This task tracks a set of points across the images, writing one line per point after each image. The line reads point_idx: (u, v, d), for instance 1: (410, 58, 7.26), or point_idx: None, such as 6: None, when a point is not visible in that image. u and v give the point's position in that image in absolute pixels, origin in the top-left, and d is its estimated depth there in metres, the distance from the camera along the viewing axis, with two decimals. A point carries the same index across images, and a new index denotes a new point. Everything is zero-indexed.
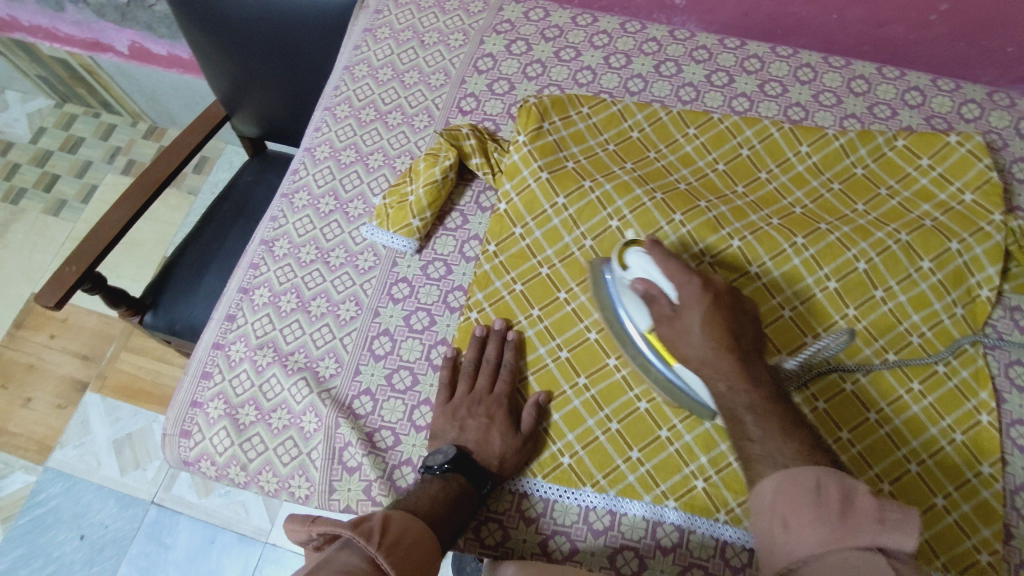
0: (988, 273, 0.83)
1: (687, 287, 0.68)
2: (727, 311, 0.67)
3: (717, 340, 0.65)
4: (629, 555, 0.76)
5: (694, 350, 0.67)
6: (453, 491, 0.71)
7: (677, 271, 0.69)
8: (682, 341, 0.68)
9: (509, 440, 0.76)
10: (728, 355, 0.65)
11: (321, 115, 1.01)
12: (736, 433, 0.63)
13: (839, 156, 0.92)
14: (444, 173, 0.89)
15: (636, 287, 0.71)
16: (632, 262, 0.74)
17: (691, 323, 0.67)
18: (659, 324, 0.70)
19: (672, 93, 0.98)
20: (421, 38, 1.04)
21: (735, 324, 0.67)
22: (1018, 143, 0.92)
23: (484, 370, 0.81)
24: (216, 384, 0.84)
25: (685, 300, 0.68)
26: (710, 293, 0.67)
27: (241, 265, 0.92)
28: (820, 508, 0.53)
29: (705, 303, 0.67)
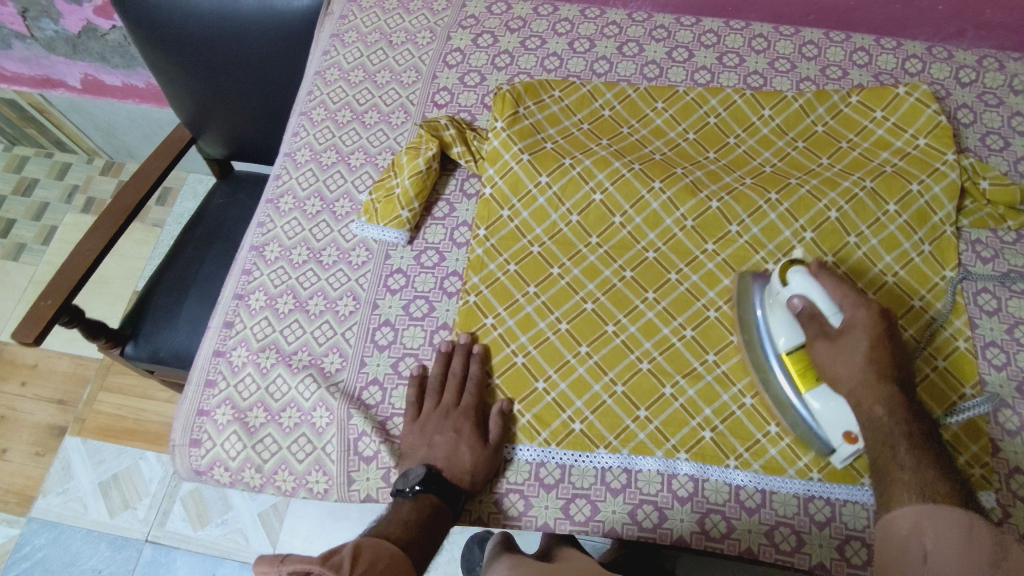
0: (947, 209, 0.89)
1: (855, 308, 0.73)
2: (890, 341, 0.73)
3: (878, 368, 0.71)
4: (649, 509, 0.78)
5: (851, 371, 0.71)
6: (426, 510, 0.72)
7: (849, 296, 0.74)
8: (841, 359, 0.72)
9: (478, 452, 0.77)
10: (883, 382, 0.71)
11: (298, 120, 1.02)
12: (882, 455, 0.68)
13: (800, 116, 0.97)
14: (428, 163, 0.92)
15: (793, 303, 0.75)
16: (791, 279, 0.76)
17: (856, 344, 0.72)
18: (816, 338, 0.74)
19: (637, 72, 1.03)
20: (389, 39, 1.07)
21: (896, 356, 0.72)
22: (959, 91, 0.99)
23: (450, 384, 0.81)
24: (221, 391, 0.84)
25: (854, 320, 0.72)
26: (876, 322, 0.73)
27: (234, 272, 0.92)
28: (971, 548, 0.57)
29: (870, 329, 0.72)
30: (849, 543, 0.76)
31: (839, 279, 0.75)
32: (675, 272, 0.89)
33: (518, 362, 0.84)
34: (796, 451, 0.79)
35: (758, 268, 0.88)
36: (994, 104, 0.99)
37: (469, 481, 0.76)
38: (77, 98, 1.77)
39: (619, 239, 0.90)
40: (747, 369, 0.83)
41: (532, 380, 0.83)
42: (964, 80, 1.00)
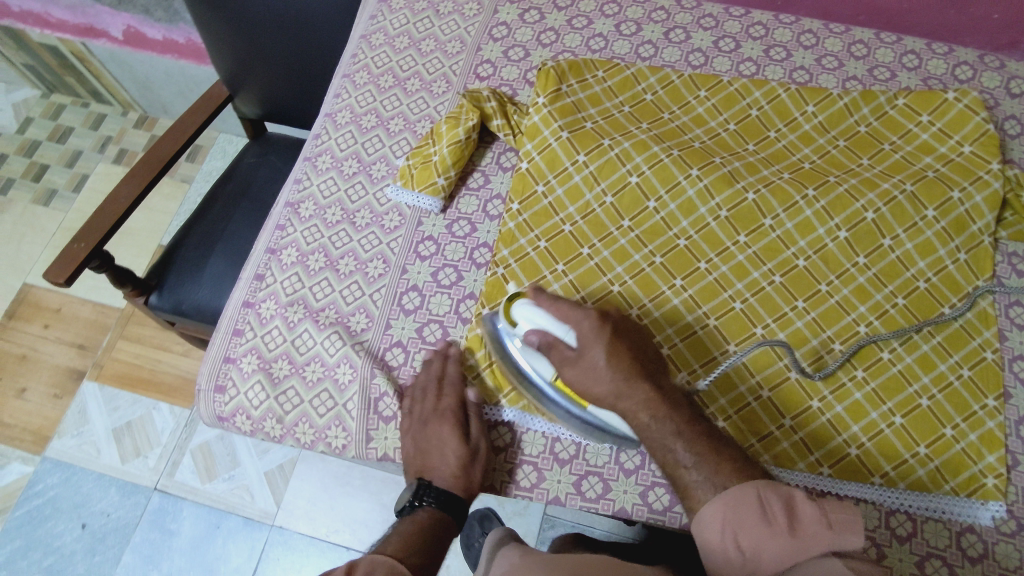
0: (987, 219, 0.88)
1: (577, 323, 0.72)
2: (622, 339, 0.73)
3: (625, 372, 0.71)
4: (660, 492, 0.78)
5: (606, 387, 0.71)
6: (425, 520, 0.76)
7: (567, 311, 0.73)
8: (595, 379, 0.71)
9: (462, 454, 0.77)
10: (638, 381, 0.71)
11: (340, 82, 1.02)
12: (667, 460, 0.69)
13: (844, 115, 0.97)
14: (467, 133, 0.92)
15: (531, 340, 0.73)
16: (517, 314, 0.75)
17: (597, 360, 0.71)
18: (561, 367, 0.73)
19: (682, 59, 1.02)
20: (436, 8, 1.06)
21: (635, 352, 0.73)
22: (1008, 102, 0.98)
23: (427, 390, 0.79)
24: (248, 340, 0.85)
25: (585, 337, 0.72)
26: (603, 329, 0.72)
27: (268, 226, 0.92)
28: (773, 525, 0.60)
29: (603, 338, 0.72)
30: None
31: (553, 295, 0.74)
32: (705, 261, 0.89)
33: None
34: (808, 446, 0.80)
35: (788, 263, 0.88)
36: None
37: (461, 486, 0.77)
38: (118, 49, 1.79)
39: (651, 224, 0.91)
40: (767, 362, 0.84)
41: None
42: (1014, 91, 0.99)
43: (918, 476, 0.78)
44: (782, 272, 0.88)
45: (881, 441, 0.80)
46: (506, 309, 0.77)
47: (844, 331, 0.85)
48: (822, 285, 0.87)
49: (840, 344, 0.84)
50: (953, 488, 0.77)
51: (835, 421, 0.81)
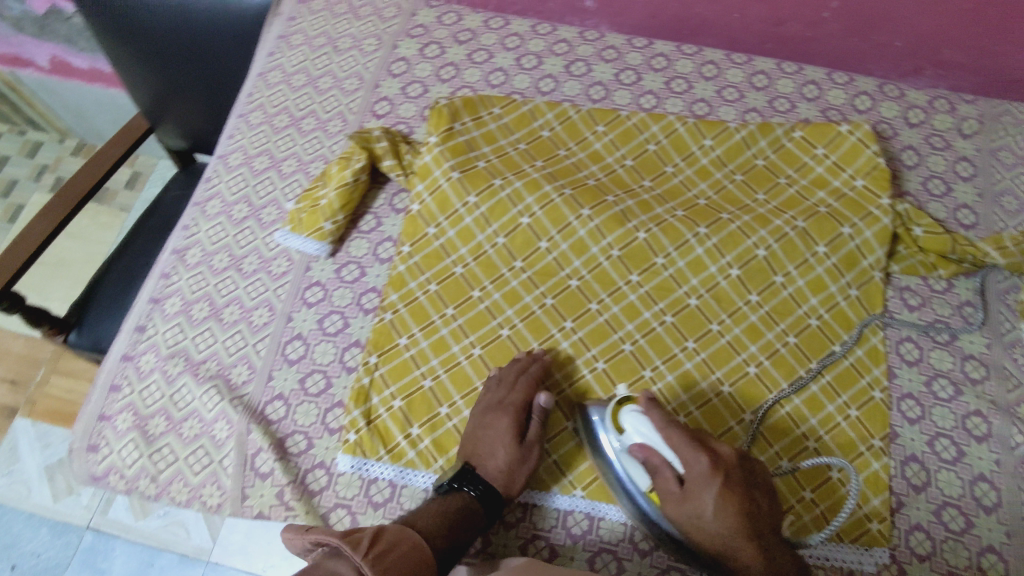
0: (877, 255, 0.87)
1: (694, 463, 0.67)
2: (738, 485, 0.67)
3: (734, 526, 0.66)
4: (541, 544, 0.78)
5: (707, 535, 0.67)
6: (452, 505, 0.71)
7: (684, 447, 0.68)
8: (695, 521, 0.67)
9: (513, 451, 0.76)
10: (747, 538, 0.66)
11: (235, 122, 1.00)
12: None
13: (741, 148, 0.96)
14: (355, 176, 0.90)
15: (638, 455, 0.70)
16: (627, 421, 0.73)
17: (703, 505, 0.66)
18: (663, 496, 0.69)
19: (582, 93, 1.01)
20: (334, 44, 1.05)
21: (748, 499, 0.67)
22: (906, 132, 0.98)
23: (500, 381, 0.81)
24: (125, 396, 0.83)
25: (695, 479, 0.67)
26: (721, 474, 0.67)
27: (153, 275, 0.90)
28: None
29: (718, 485, 0.66)
30: None
31: (669, 420, 0.70)
32: (596, 302, 0.87)
33: (425, 386, 0.83)
34: None
35: (680, 303, 0.87)
36: (940, 147, 0.97)
37: (504, 483, 0.75)
38: (45, 77, 1.75)
39: (543, 264, 0.89)
40: None
41: (436, 405, 0.82)
42: (912, 120, 0.99)
43: (803, 521, 0.77)
44: (674, 311, 0.87)
45: None
46: (613, 412, 0.75)
47: (735, 372, 0.84)
48: (714, 324, 0.86)
49: (729, 386, 0.83)
50: (838, 533, 0.76)
51: None
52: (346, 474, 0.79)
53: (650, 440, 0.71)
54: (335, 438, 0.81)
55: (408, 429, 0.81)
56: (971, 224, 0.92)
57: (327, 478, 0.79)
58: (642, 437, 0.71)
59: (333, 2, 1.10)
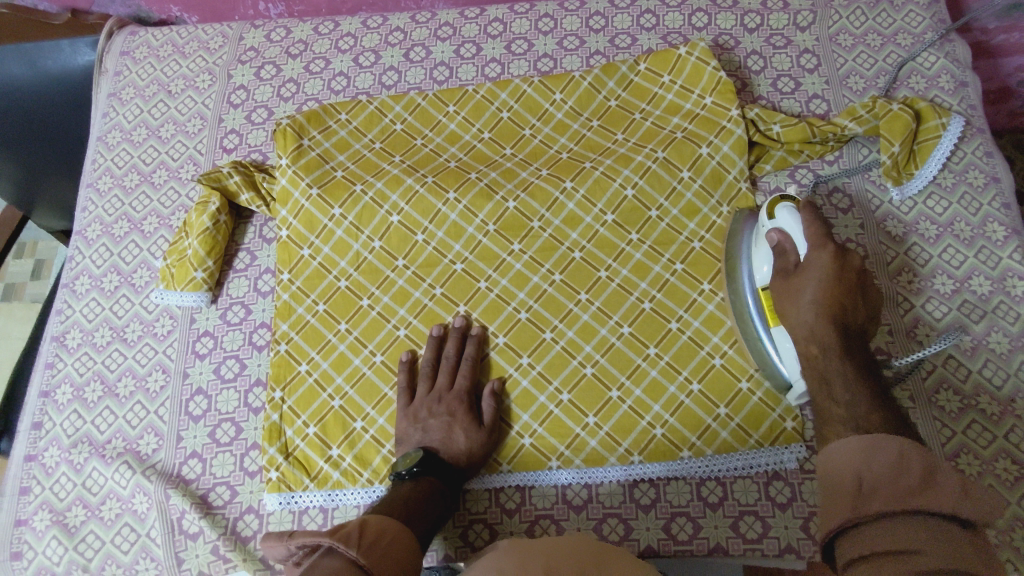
0: (740, 165, 0.89)
1: (820, 248, 0.69)
2: (848, 285, 0.67)
3: (824, 307, 0.66)
4: (479, 528, 0.79)
5: (798, 312, 0.68)
6: (424, 491, 0.72)
7: (818, 236, 0.70)
8: (791, 297, 0.69)
9: (473, 434, 0.78)
10: (828, 322, 0.66)
11: (85, 194, 0.98)
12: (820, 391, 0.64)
13: (592, 94, 0.96)
14: (213, 218, 0.89)
15: (771, 237, 0.74)
16: (779, 213, 0.75)
17: (806, 283, 0.68)
18: (779, 276, 0.72)
19: (427, 77, 1.00)
20: (167, 88, 1.02)
21: (850, 298, 0.67)
22: (747, 39, 0.99)
23: (444, 368, 0.82)
24: (37, 496, 0.81)
25: (812, 260, 0.69)
26: (840, 265, 0.68)
27: (38, 367, 0.88)
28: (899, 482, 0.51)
29: (826, 272, 0.67)
30: (675, 521, 0.77)
31: (818, 216, 0.71)
32: (484, 280, 0.87)
33: (335, 406, 0.83)
34: (615, 438, 0.80)
35: (565, 259, 0.87)
36: (782, 46, 0.98)
37: (467, 464, 0.77)
38: None
39: (425, 257, 0.89)
40: (561, 365, 0.83)
41: (349, 421, 0.82)
42: (750, 25, 1.00)
43: (722, 439, 0.79)
44: (561, 269, 0.87)
45: (683, 414, 0.80)
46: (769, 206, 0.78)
47: (631, 312, 0.84)
48: (602, 271, 0.87)
49: (628, 326, 0.84)
50: (757, 441, 0.78)
51: (636, 405, 0.80)
52: (276, 511, 0.79)
53: (788, 228, 0.73)
54: (257, 481, 0.80)
55: (328, 452, 0.81)
56: (825, 112, 0.93)
57: (258, 521, 0.78)
58: (781, 226, 0.74)
59: (156, 46, 1.06)
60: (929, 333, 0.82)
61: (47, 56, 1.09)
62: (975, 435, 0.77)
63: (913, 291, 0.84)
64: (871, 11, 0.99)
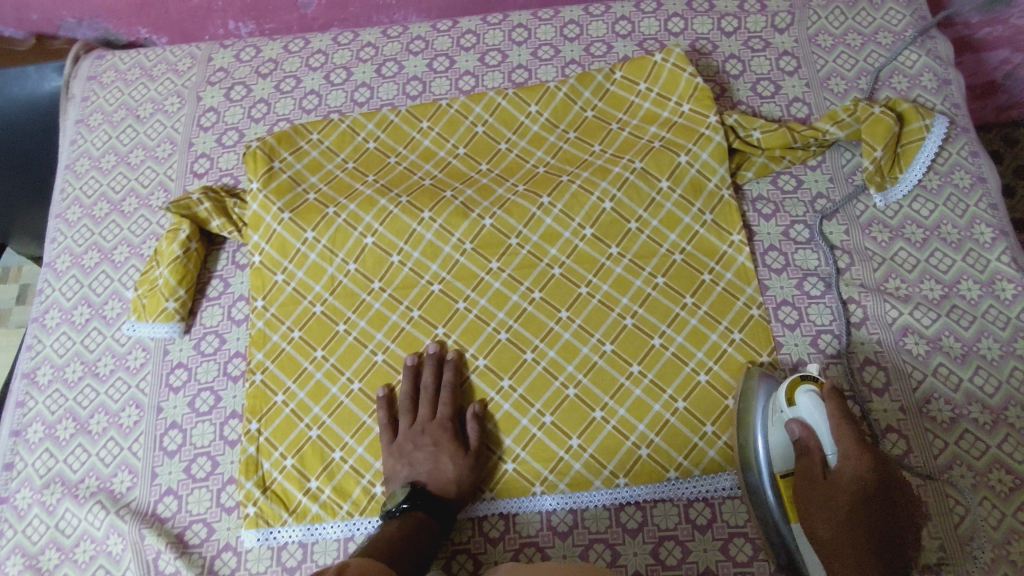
0: (720, 173, 0.86)
1: (853, 459, 0.66)
2: (882, 495, 0.66)
3: (862, 532, 0.65)
4: (463, 558, 0.76)
5: (829, 527, 0.67)
6: (411, 526, 0.71)
7: (849, 443, 0.67)
8: (824, 510, 0.67)
9: (459, 461, 0.77)
10: (870, 549, 0.65)
11: (54, 225, 0.96)
12: None
13: (567, 105, 0.94)
14: (183, 247, 0.87)
15: (793, 430, 0.70)
16: (801, 399, 0.70)
17: (839, 500, 0.66)
18: (806, 479, 0.69)
19: (399, 92, 0.98)
20: (135, 113, 1.00)
21: (885, 513, 0.66)
22: (725, 42, 0.97)
23: (424, 398, 0.81)
24: (9, 540, 0.79)
25: (845, 473, 0.67)
26: (873, 478, 0.66)
27: (9, 405, 0.86)
28: None
29: (862, 487, 0.66)
30: (662, 545, 0.75)
31: (849, 418, 0.68)
32: (462, 300, 0.85)
33: (313, 437, 0.81)
34: (600, 461, 0.78)
35: (544, 276, 0.85)
36: (760, 48, 0.96)
37: (456, 493, 0.76)
38: None
39: (401, 278, 0.87)
40: (543, 387, 0.81)
41: (328, 452, 0.80)
42: (728, 29, 0.98)
43: (710, 458, 0.77)
44: (541, 287, 0.85)
45: (669, 433, 0.78)
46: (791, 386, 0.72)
47: (613, 329, 0.82)
48: (582, 287, 0.84)
49: (611, 344, 0.82)
50: None
51: (621, 426, 0.78)
52: (254, 548, 0.77)
53: (812, 424, 0.69)
54: (234, 516, 0.78)
55: (307, 484, 0.79)
56: (807, 115, 0.91)
57: (235, 558, 0.76)
58: (803, 416, 0.70)
59: (123, 69, 1.04)
60: (919, 341, 0.79)
61: (15, 84, 1.07)
62: (968, 447, 0.74)
63: (901, 299, 0.82)
64: (850, 9, 0.97)
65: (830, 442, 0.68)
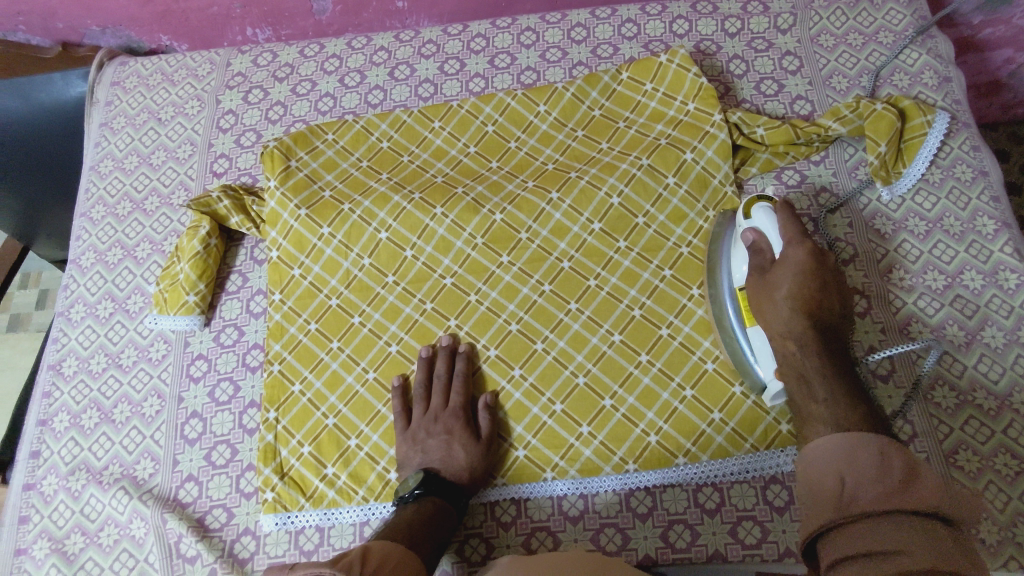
0: (725, 169, 0.89)
1: (794, 245, 0.72)
2: (822, 279, 0.71)
3: (800, 308, 0.70)
4: (476, 542, 0.78)
5: (773, 313, 0.72)
6: (428, 510, 0.72)
7: (791, 233, 0.73)
8: (767, 296, 0.73)
9: (472, 449, 0.78)
10: (807, 323, 0.70)
11: (79, 223, 0.99)
12: (800, 393, 0.69)
13: (575, 105, 0.96)
14: (204, 242, 0.89)
15: (747, 237, 0.77)
16: (755, 214, 0.77)
17: (781, 281, 0.72)
18: (755, 273, 0.75)
19: (412, 94, 1.01)
20: (157, 116, 1.04)
21: (824, 293, 0.71)
22: (729, 43, 0.99)
23: (437, 387, 0.82)
24: (36, 525, 0.81)
25: (788, 258, 0.72)
26: (814, 261, 0.71)
27: (35, 397, 0.89)
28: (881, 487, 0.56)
29: (802, 268, 0.71)
30: (672, 528, 0.76)
31: (795, 216, 0.74)
32: (474, 293, 0.88)
33: (329, 424, 0.83)
34: (610, 447, 0.79)
35: (553, 269, 0.88)
36: (764, 48, 0.99)
37: (469, 479, 0.77)
38: None
39: (415, 272, 0.89)
40: (553, 376, 0.83)
41: (344, 439, 0.82)
42: (731, 30, 1.00)
43: (718, 444, 0.78)
44: (550, 279, 0.87)
45: (677, 420, 0.79)
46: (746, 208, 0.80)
47: (621, 320, 0.84)
48: (591, 280, 0.87)
49: (619, 334, 0.84)
50: (752, 444, 0.78)
51: (630, 413, 0.80)
52: (272, 532, 0.79)
53: (762, 228, 0.76)
54: (253, 502, 0.80)
55: (323, 470, 0.81)
56: (809, 113, 0.94)
57: (254, 542, 0.78)
58: (757, 225, 0.77)
59: (145, 75, 1.07)
60: (923, 330, 0.81)
61: (39, 89, 1.11)
62: (973, 432, 0.76)
63: (905, 289, 0.83)
64: (852, 10, 1.00)
65: (775, 236, 0.75)
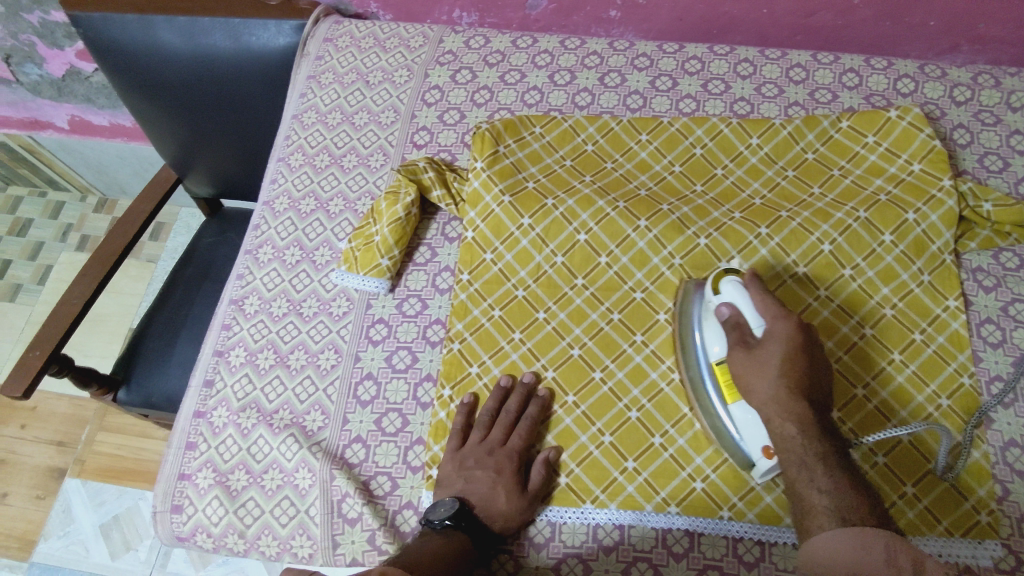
0: (946, 238, 0.85)
1: (781, 321, 0.68)
2: (807, 356, 0.68)
3: (792, 384, 0.66)
4: (643, 567, 0.75)
5: (762, 388, 0.67)
6: (455, 547, 0.69)
7: (773, 310, 0.69)
8: (756, 374, 0.68)
9: (515, 499, 0.75)
10: (798, 402, 0.66)
11: (276, 167, 1.01)
12: (801, 479, 0.64)
13: (789, 144, 0.94)
14: (407, 210, 0.89)
15: (724, 312, 0.72)
16: (725, 288, 0.74)
17: (770, 358, 0.67)
18: (737, 350, 0.70)
19: (620, 103, 1.01)
20: (366, 79, 1.05)
21: (812, 372, 0.68)
22: (955, 111, 0.97)
23: (502, 421, 0.79)
24: (202, 453, 0.82)
25: (772, 333, 0.68)
26: (800, 335, 0.68)
27: (214, 326, 0.90)
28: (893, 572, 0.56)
29: (789, 342, 0.67)
30: None
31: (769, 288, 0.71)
32: (664, 312, 0.86)
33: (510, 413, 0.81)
34: None
35: None
36: (991, 123, 0.96)
37: (500, 526, 0.74)
38: (66, 138, 1.75)
39: (605, 280, 0.88)
40: None
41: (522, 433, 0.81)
42: (959, 98, 0.98)
43: (908, 519, 0.74)
44: None
45: None
46: (714, 278, 0.76)
47: None
48: None
49: None
50: (947, 527, 0.74)
51: None
52: None
53: (739, 302, 0.72)
54: (419, 476, 0.79)
55: None
56: None
57: (417, 518, 0.77)
58: (729, 300, 0.73)
59: (359, 37, 1.10)
60: None
61: (252, 33, 1.12)
62: None
63: None
64: None
65: (753, 314, 0.70)
